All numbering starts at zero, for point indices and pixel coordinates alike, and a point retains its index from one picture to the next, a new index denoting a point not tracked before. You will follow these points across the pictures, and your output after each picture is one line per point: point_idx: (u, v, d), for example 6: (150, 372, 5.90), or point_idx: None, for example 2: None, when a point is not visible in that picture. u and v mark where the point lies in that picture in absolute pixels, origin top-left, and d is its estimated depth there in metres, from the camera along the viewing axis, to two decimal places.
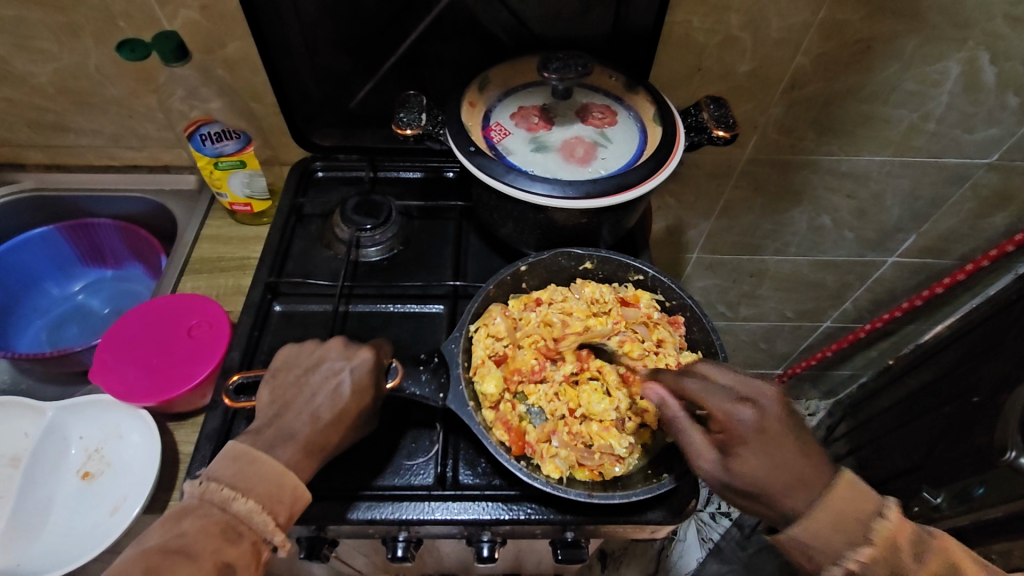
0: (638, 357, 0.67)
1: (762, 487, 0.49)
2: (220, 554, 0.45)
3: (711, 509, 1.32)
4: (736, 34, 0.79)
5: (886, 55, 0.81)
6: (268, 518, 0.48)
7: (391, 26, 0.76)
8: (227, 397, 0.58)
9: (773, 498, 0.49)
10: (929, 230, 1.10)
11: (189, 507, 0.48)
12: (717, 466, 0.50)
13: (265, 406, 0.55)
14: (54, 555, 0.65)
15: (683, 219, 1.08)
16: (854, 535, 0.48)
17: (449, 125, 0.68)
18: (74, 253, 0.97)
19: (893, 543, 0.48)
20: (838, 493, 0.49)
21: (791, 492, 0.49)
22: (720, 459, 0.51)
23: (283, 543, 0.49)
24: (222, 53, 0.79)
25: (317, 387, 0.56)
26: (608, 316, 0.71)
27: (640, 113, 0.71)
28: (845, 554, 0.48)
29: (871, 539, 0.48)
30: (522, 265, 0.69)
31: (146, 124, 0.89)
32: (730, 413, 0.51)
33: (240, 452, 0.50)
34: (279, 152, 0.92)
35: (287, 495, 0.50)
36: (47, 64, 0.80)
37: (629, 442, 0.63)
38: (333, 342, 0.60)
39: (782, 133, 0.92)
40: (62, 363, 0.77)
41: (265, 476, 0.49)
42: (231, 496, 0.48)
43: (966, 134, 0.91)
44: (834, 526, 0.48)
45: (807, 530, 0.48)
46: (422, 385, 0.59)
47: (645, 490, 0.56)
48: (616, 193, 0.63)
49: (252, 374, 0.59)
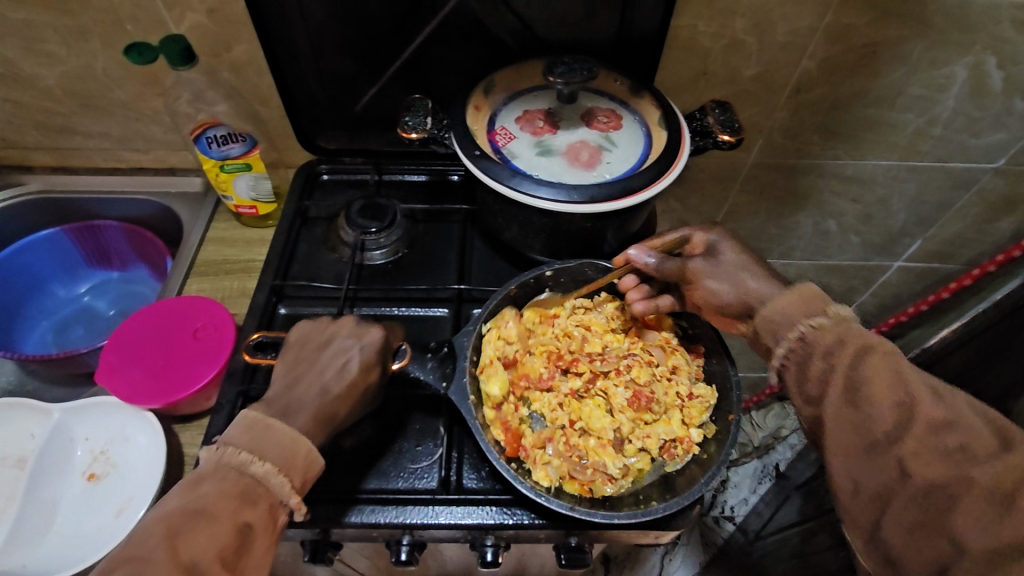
0: (646, 383, 0.67)
1: (746, 275, 0.60)
2: (239, 514, 0.45)
3: (715, 513, 1.28)
4: (742, 38, 0.78)
5: (893, 59, 0.81)
6: (284, 480, 0.48)
7: (398, 30, 0.77)
8: (246, 352, 0.62)
9: (756, 275, 0.59)
10: (935, 234, 1.09)
11: (206, 472, 0.48)
12: (706, 266, 0.61)
13: (279, 375, 0.56)
14: (59, 556, 0.66)
15: (688, 223, 1.08)
16: (812, 310, 0.53)
17: (454, 128, 0.68)
18: (80, 255, 0.97)
19: (849, 321, 0.52)
20: (800, 289, 0.55)
21: (759, 270, 0.60)
22: (707, 263, 0.61)
23: (299, 506, 0.49)
24: (228, 56, 0.79)
25: (327, 362, 0.57)
26: (627, 335, 0.71)
27: (646, 117, 0.71)
28: (802, 321, 0.53)
29: (828, 313, 0.53)
30: (546, 271, 0.69)
31: (153, 127, 0.89)
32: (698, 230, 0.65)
33: (255, 420, 0.50)
34: (285, 154, 0.92)
35: (301, 460, 0.50)
36: (55, 67, 0.80)
37: (623, 464, 0.62)
38: (345, 320, 0.60)
39: (788, 137, 0.91)
40: (68, 365, 0.77)
41: (280, 442, 0.49)
42: (248, 460, 0.48)
43: (972, 138, 0.91)
44: (797, 305, 0.54)
45: (774, 305, 0.55)
46: (427, 372, 0.60)
47: (628, 514, 0.54)
48: (621, 197, 0.62)
49: (271, 333, 0.63)
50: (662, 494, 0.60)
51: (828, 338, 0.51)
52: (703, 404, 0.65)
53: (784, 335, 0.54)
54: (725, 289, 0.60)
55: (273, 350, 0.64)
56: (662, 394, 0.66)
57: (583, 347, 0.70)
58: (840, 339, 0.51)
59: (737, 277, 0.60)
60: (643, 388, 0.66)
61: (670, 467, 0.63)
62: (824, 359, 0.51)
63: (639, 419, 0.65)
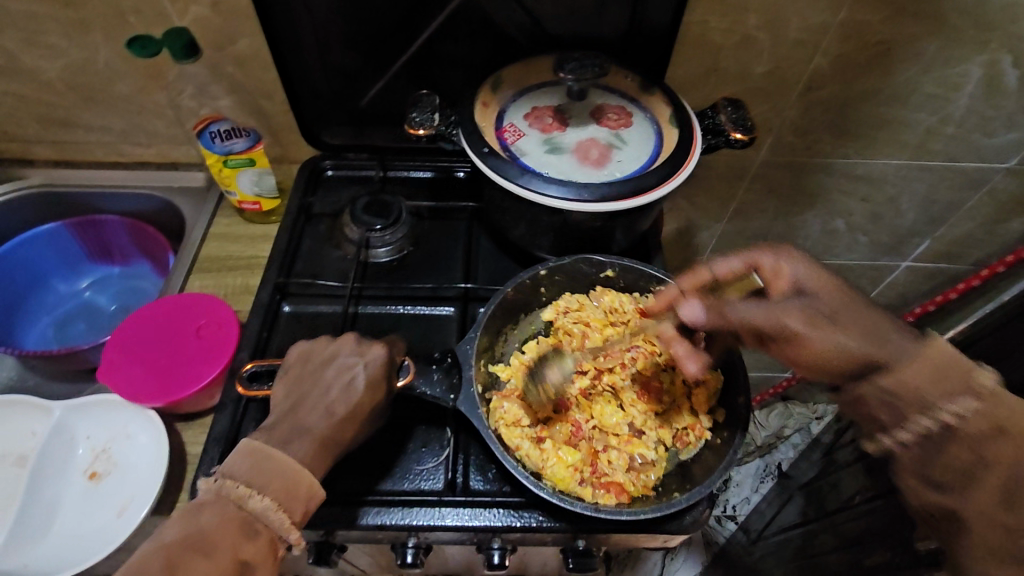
0: (653, 374, 0.68)
1: (855, 329, 0.50)
2: (237, 551, 0.44)
3: (717, 513, 1.28)
4: (754, 35, 0.77)
5: (907, 57, 0.79)
6: (283, 516, 0.47)
7: (405, 25, 0.75)
8: (239, 384, 0.58)
9: (863, 320, 0.51)
10: (945, 234, 1.08)
11: (205, 504, 0.47)
12: (810, 314, 0.51)
13: (280, 402, 0.54)
14: (59, 558, 0.65)
15: (695, 221, 1.07)
16: (955, 387, 0.48)
17: (463, 125, 0.66)
18: (81, 250, 0.96)
19: (999, 393, 0.48)
20: (937, 349, 0.49)
21: (870, 314, 0.52)
22: (803, 309, 0.51)
23: (298, 541, 0.48)
24: (232, 50, 0.78)
25: (330, 381, 0.55)
26: (626, 326, 0.70)
27: (656, 114, 0.70)
28: (942, 406, 0.48)
29: (977, 392, 0.48)
30: (542, 270, 0.67)
31: (156, 121, 0.88)
32: (770, 263, 0.57)
33: (255, 448, 0.49)
34: (289, 150, 0.91)
35: (303, 491, 0.49)
36: (57, 60, 0.79)
37: (644, 457, 0.62)
38: (346, 337, 0.58)
39: (798, 136, 0.90)
40: (70, 361, 0.76)
41: (282, 473, 0.48)
42: (247, 492, 0.47)
43: (985, 138, 0.89)
44: (928, 375, 0.48)
45: (907, 370, 0.48)
46: (434, 385, 0.58)
47: (652, 509, 0.54)
48: (632, 196, 0.62)
49: (266, 362, 0.59)
50: (682, 484, 0.61)
51: (981, 424, 0.48)
52: (708, 391, 0.64)
53: (909, 418, 0.49)
54: (843, 340, 0.50)
55: (268, 379, 0.61)
56: (669, 383, 0.67)
57: (585, 345, 0.70)
58: (993, 427, 0.48)
59: (849, 327, 0.50)
60: (649, 380, 0.68)
61: (685, 454, 0.63)
62: (972, 448, 0.48)
63: (650, 411, 0.66)
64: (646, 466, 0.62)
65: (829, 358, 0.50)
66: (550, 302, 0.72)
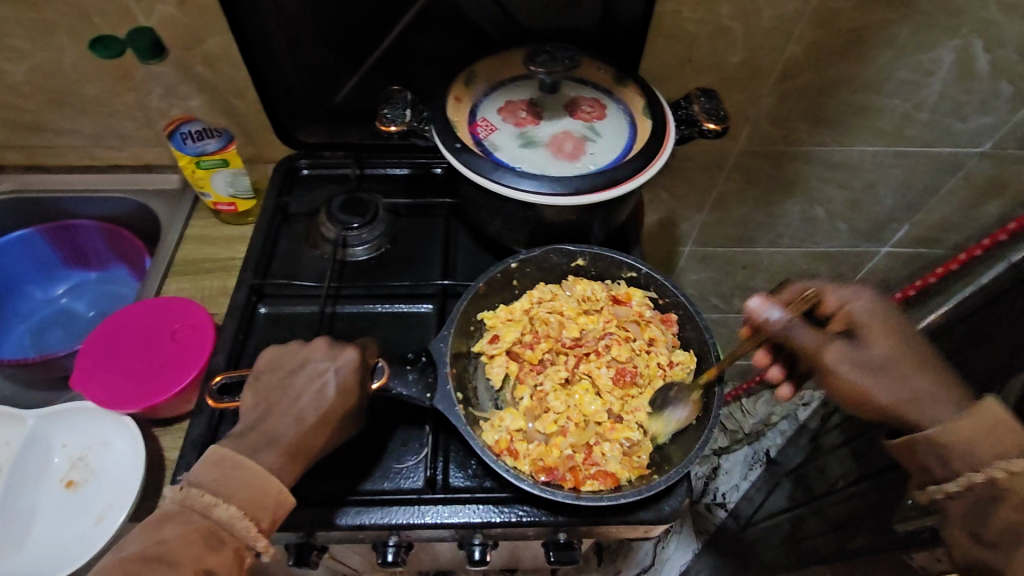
0: (628, 359, 0.67)
1: (886, 373, 0.54)
2: (201, 561, 0.44)
3: (706, 500, 1.30)
4: (727, 24, 0.77)
5: (879, 43, 0.80)
6: (249, 525, 0.47)
7: (375, 20, 0.75)
8: (210, 397, 0.57)
9: (902, 377, 0.54)
10: (923, 219, 1.09)
11: (170, 514, 0.46)
12: (849, 351, 0.56)
13: (249, 409, 0.54)
14: (36, 567, 0.64)
15: (677, 212, 1.07)
16: (1007, 448, 0.48)
17: (435, 121, 0.66)
18: (56, 255, 0.95)
19: None
20: (985, 409, 0.49)
21: (917, 371, 0.54)
22: (850, 347, 0.56)
23: (266, 549, 0.48)
24: (201, 49, 0.77)
25: (301, 388, 0.55)
26: (600, 314, 0.70)
27: (630, 106, 0.69)
28: (993, 462, 0.48)
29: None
30: (513, 263, 0.68)
31: (127, 123, 0.87)
32: (843, 301, 0.58)
33: (224, 456, 0.49)
34: (264, 149, 0.90)
35: (270, 501, 0.48)
36: (21, 62, 0.78)
37: (630, 440, 0.62)
38: (318, 342, 0.58)
39: (775, 124, 0.90)
40: (44, 368, 0.75)
41: (247, 482, 0.48)
42: (212, 502, 0.47)
43: (959, 123, 0.90)
44: (982, 434, 0.49)
45: (956, 427, 0.49)
46: (410, 385, 0.57)
47: (633, 493, 0.55)
48: (605, 189, 0.61)
49: (236, 374, 0.58)
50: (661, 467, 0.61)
51: None
52: (684, 370, 0.66)
53: (960, 472, 0.49)
54: (844, 367, 0.55)
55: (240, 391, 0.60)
56: (644, 366, 0.67)
57: (562, 334, 0.69)
58: None
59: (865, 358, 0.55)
60: (625, 364, 0.67)
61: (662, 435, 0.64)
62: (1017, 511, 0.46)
63: (628, 395, 0.66)
64: (634, 448, 0.62)
65: (854, 395, 0.55)
66: (523, 293, 0.72)
